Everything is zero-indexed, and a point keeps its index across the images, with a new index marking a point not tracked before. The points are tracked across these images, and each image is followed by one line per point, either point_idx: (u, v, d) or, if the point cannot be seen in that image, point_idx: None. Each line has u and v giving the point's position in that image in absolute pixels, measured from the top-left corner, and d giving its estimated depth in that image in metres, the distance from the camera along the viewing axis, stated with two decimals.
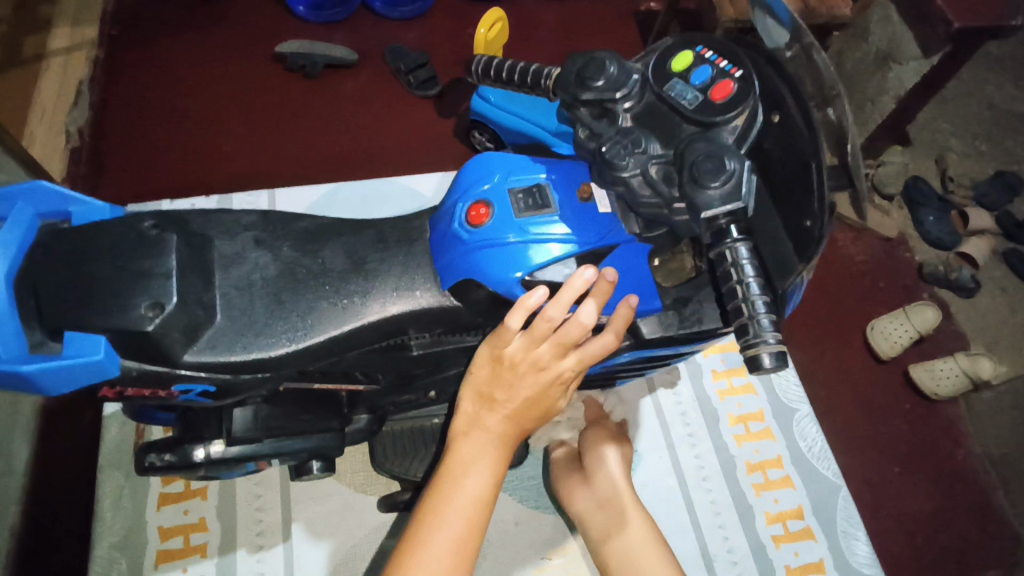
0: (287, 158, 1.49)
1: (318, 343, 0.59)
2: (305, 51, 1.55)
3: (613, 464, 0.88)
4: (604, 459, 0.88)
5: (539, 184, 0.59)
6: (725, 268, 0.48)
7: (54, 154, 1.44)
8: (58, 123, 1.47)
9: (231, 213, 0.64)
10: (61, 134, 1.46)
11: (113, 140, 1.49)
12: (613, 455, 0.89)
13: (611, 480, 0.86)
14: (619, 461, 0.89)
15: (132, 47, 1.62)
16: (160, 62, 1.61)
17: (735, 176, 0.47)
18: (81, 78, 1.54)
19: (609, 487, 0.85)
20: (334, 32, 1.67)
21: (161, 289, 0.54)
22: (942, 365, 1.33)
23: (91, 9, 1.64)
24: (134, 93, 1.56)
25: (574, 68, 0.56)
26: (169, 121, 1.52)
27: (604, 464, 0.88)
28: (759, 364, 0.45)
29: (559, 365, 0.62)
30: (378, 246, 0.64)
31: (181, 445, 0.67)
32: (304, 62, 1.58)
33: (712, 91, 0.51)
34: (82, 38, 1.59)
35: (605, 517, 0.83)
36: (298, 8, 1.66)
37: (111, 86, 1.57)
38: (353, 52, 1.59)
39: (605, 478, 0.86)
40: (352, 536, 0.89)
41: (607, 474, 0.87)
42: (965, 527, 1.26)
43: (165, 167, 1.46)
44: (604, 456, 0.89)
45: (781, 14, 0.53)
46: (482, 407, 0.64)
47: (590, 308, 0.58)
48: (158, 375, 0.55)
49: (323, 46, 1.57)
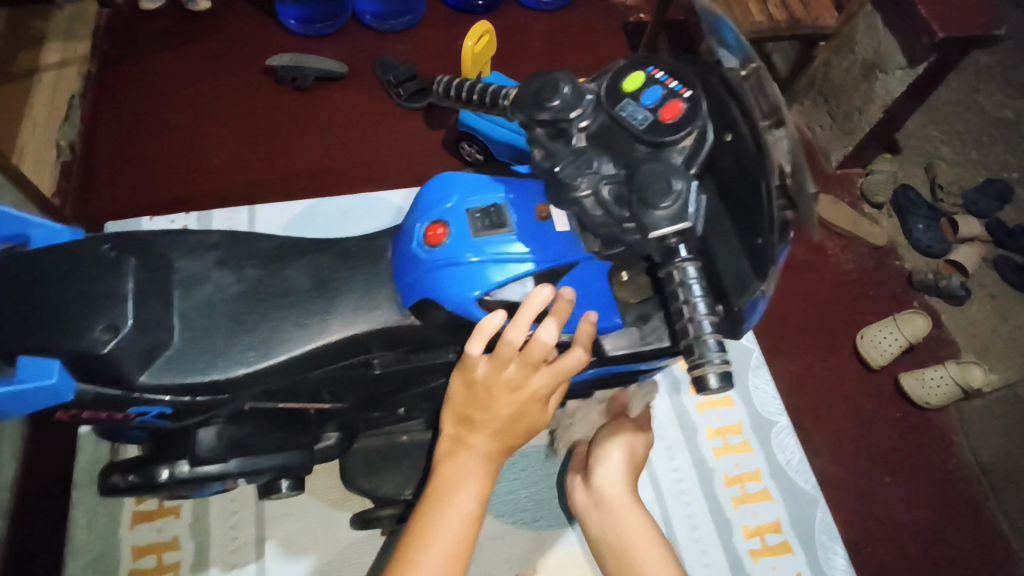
0: (274, 171, 1.49)
1: (277, 364, 0.59)
2: (295, 64, 1.58)
3: (620, 460, 0.83)
4: (607, 455, 0.83)
5: (497, 204, 0.59)
6: (673, 288, 0.49)
7: (46, 167, 1.43)
8: (48, 137, 1.46)
9: (197, 233, 0.64)
10: (53, 148, 1.45)
11: (103, 153, 1.49)
12: (620, 450, 0.84)
13: (611, 479, 0.81)
14: (624, 456, 0.83)
15: (122, 62, 1.63)
16: (151, 75, 1.61)
17: (682, 197, 0.47)
18: (72, 92, 1.55)
19: (609, 486, 0.80)
20: (323, 46, 1.68)
21: (118, 313, 0.54)
22: (933, 374, 1.33)
23: (84, 25, 1.65)
24: (122, 108, 1.56)
25: (530, 89, 0.56)
26: (157, 134, 1.53)
27: (607, 461, 0.83)
28: (706, 384, 0.45)
29: (533, 381, 0.62)
30: (342, 265, 0.64)
31: (144, 466, 0.68)
32: (294, 75, 1.59)
33: (663, 112, 0.52)
34: (76, 52, 1.60)
35: (602, 519, 0.79)
36: (289, 22, 1.68)
37: (101, 101, 1.57)
38: (343, 65, 1.62)
39: (604, 475, 0.81)
40: (328, 552, 0.88)
41: (607, 473, 0.81)
42: (957, 537, 1.25)
43: (154, 181, 1.46)
44: (608, 449, 0.84)
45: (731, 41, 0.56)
46: (466, 428, 0.65)
47: (551, 327, 0.58)
48: (116, 399, 0.56)
49: (313, 59, 1.60)
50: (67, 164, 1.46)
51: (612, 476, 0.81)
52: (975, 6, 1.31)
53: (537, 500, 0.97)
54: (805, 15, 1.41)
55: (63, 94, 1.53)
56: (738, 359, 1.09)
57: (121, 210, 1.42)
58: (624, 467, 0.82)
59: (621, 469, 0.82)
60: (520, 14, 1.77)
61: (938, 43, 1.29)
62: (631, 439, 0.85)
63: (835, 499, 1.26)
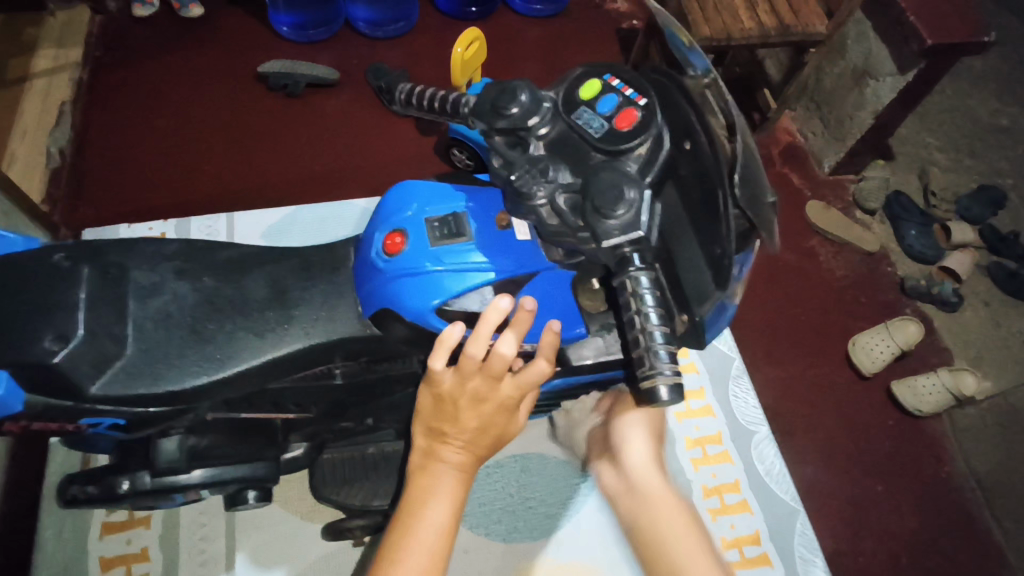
0: (263, 177, 1.48)
1: (231, 376, 0.59)
2: (288, 71, 1.55)
3: (644, 440, 0.75)
4: (631, 434, 0.76)
5: (456, 213, 0.59)
6: (626, 297, 0.48)
7: (35, 174, 1.43)
8: (39, 145, 1.47)
9: (156, 241, 0.64)
10: (42, 155, 1.45)
11: (92, 159, 1.49)
12: (643, 430, 0.76)
13: (640, 461, 0.73)
14: (648, 436, 0.76)
15: (114, 67, 1.63)
16: (142, 81, 1.61)
17: (635, 206, 0.47)
18: (64, 98, 1.54)
19: (638, 470, 0.73)
20: (317, 52, 1.68)
21: (67, 323, 0.54)
22: (925, 381, 1.32)
23: (76, 32, 1.65)
24: (112, 116, 1.55)
25: (488, 97, 0.56)
26: (147, 139, 1.52)
27: (631, 440, 0.75)
28: (656, 396, 0.45)
29: (498, 392, 0.61)
30: (300, 276, 0.65)
31: (103, 478, 0.68)
32: (286, 82, 1.58)
33: (618, 120, 0.51)
34: (67, 59, 1.60)
35: (633, 504, 0.71)
36: (282, 28, 1.68)
37: (92, 107, 1.56)
38: (334, 71, 1.59)
39: (632, 459, 0.74)
40: (298, 565, 0.87)
41: (636, 454, 0.74)
42: (949, 547, 1.24)
43: (143, 187, 1.45)
44: (630, 430, 0.76)
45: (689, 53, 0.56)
46: (434, 441, 0.63)
47: (511, 340, 0.57)
48: (65, 409, 0.57)
49: (306, 66, 1.57)
50: (56, 170, 1.45)
51: (639, 458, 0.74)
52: (963, 14, 1.31)
53: (511, 511, 0.97)
54: (794, 21, 1.39)
55: (53, 101, 1.54)
56: (718, 368, 1.09)
57: (108, 216, 1.42)
58: (649, 447, 0.75)
59: (648, 451, 0.74)
60: (513, 21, 1.77)
61: (927, 50, 1.29)
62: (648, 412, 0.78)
63: (825, 508, 1.25)
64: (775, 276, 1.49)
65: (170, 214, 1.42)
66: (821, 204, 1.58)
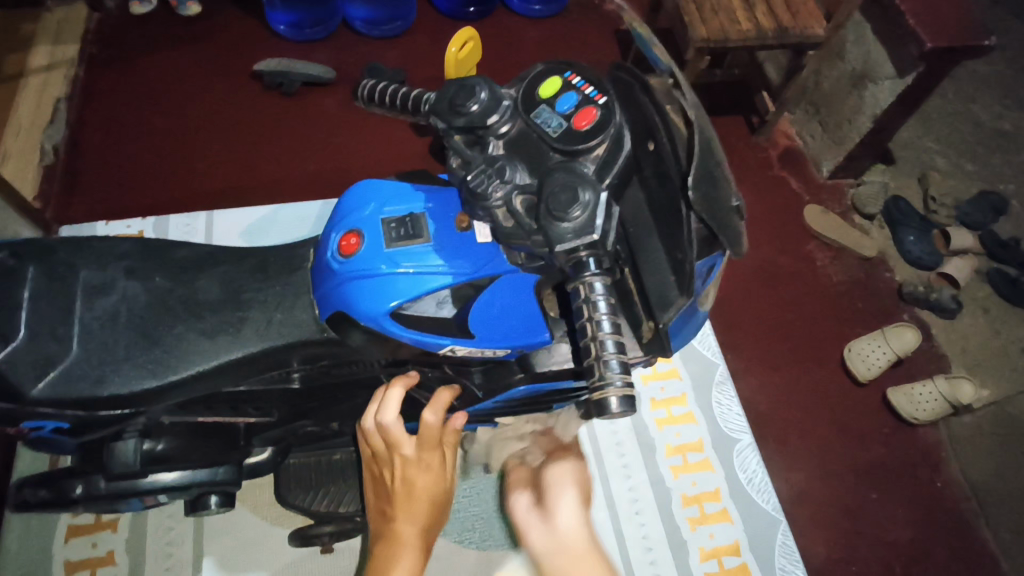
0: (256, 175, 1.47)
1: (177, 379, 0.61)
2: (284, 69, 1.54)
3: (574, 497, 0.73)
4: (561, 491, 0.74)
5: (413, 215, 0.61)
6: (579, 305, 0.47)
7: (26, 172, 1.41)
8: (33, 141, 1.45)
9: (109, 239, 0.67)
10: (35, 152, 1.44)
11: (85, 158, 1.47)
12: (570, 486, 0.75)
13: (569, 523, 0.69)
14: (577, 495, 0.74)
15: (111, 64, 1.61)
16: (135, 78, 1.59)
17: (589, 208, 0.45)
18: (59, 95, 1.53)
19: (567, 529, 0.69)
20: (313, 51, 1.66)
21: (8, 324, 0.58)
22: (923, 390, 1.30)
23: (73, 28, 1.64)
24: (106, 113, 1.54)
25: (449, 94, 0.54)
26: (140, 137, 1.51)
27: (562, 496, 0.73)
28: (606, 407, 0.44)
29: (406, 456, 0.68)
30: (257, 276, 0.68)
31: (57, 482, 0.70)
32: (281, 81, 1.56)
33: (577, 119, 0.50)
34: (64, 56, 1.59)
35: (562, 563, 0.66)
36: (279, 27, 1.66)
37: (87, 104, 1.55)
38: (330, 70, 1.58)
39: (563, 520, 0.70)
40: (267, 570, 0.88)
41: (564, 512, 0.71)
42: (943, 557, 1.22)
43: (136, 187, 1.44)
44: (561, 486, 0.75)
45: (651, 52, 0.55)
46: (383, 521, 0.67)
47: (394, 408, 0.68)
48: (11, 411, 0.58)
49: (302, 64, 1.55)
50: (50, 167, 1.44)
51: (569, 514, 0.70)
52: (964, 16, 1.28)
53: (488, 518, 0.95)
54: (792, 23, 1.37)
55: (48, 98, 1.52)
56: (701, 374, 1.09)
57: (99, 215, 1.40)
58: (578, 506, 0.72)
59: (576, 508, 0.72)
60: (511, 22, 1.75)
61: (927, 53, 1.26)
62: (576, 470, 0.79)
63: (818, 516, 1.22)
64: (768, 281, 1.47)
65: (157, 212, 1.41)
66: (820, 208, 1.55)
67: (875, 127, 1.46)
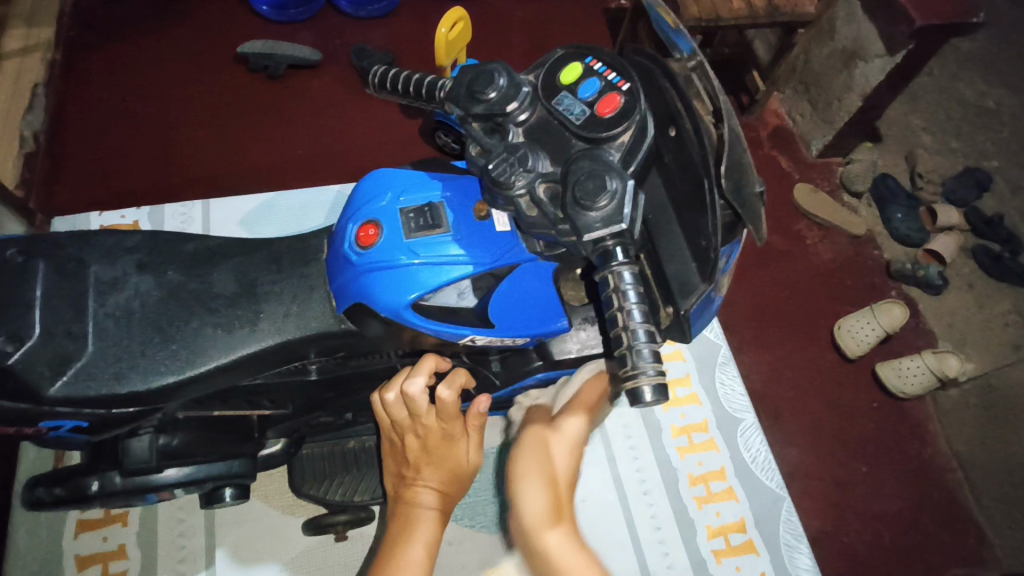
0: (245, 160, 1.44)
1: (196, 375, 0.61)
2: (268, 51, 1.49)
3: (541, 484, 0.62)
4: (529, 479, 0.63)
5: (431, 204, 0.61)
6: (609, 294, 0.47)
7: (6, 159, 1.35)
8: (11, 127, 1.39)
9: (117, 233, 0.67)
10: (15, 139, 1.38)
11: (69, 146, 1.44)
12: (541, 475, 0.63)
13: (536, 510, 0.61)
14: (546, 480, 0.63)
15: (90, 48, 1.56)
16: (119, 63, 1.55)
17: (617, 196, 0.45)
18: (35, 81, 1.47)
19: (533, 523, 0.60)
20: (300, 33, 1.62)
21: (24, 322, 0.57)
22: (909, 363, 1.32)
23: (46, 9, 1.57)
24: (89, 102, 1.49)
25: (464, 80, 0.53)
26: (125, 123, 1.47)
27: (528, 487, 0.62)
28: (640, 396, 0.44)
29: (427, 426, 0.68)
30: (271, 268, 0.67)
31: (71, 479, 0.69)
32: (266, 63, 1.53)
33: (600, 106, 0.50)
34: (38, 40, 1.51)
35: (531, 565, 0.60)
36: (262, 8, 1.62)
37: (68, 90, 1.51)
38: (316, 52, 1.54)
39: (528, 511, 0.61)
40: (282, 557, 0.89)
41: (530, 505, 0.61)
42: (930, 526, 1.25)
43: (122, 175, 1.41)
44: (528, 477, 0.63)
45: (677, 41, 0.53)
46: (403, 487, 0.70)
47: (419, 379, 0.67)
48: (25, 411, 0.57)
49: (286, 46, 1.51)
50: (30, 155, 1.39)
51: (535, 510, 0.61)
52: None
53: (498, 502, 0.97)
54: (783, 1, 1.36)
55: (24, 83, 1.46)
56: (705, 356, 1.10)
57: (85, 204, 1.37)
58: (548, 490, 0.62)
59: (546, 496, 0.62)
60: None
61: (917, 31, 1.26)
62: (555, 447, 0.66)
63: (811, 490, 1.25)
64: (762, 261, 1.48)
65: (146, 200, 1.38)
66: (810, 187, 1.55)
67: (865, 105, 1.46)
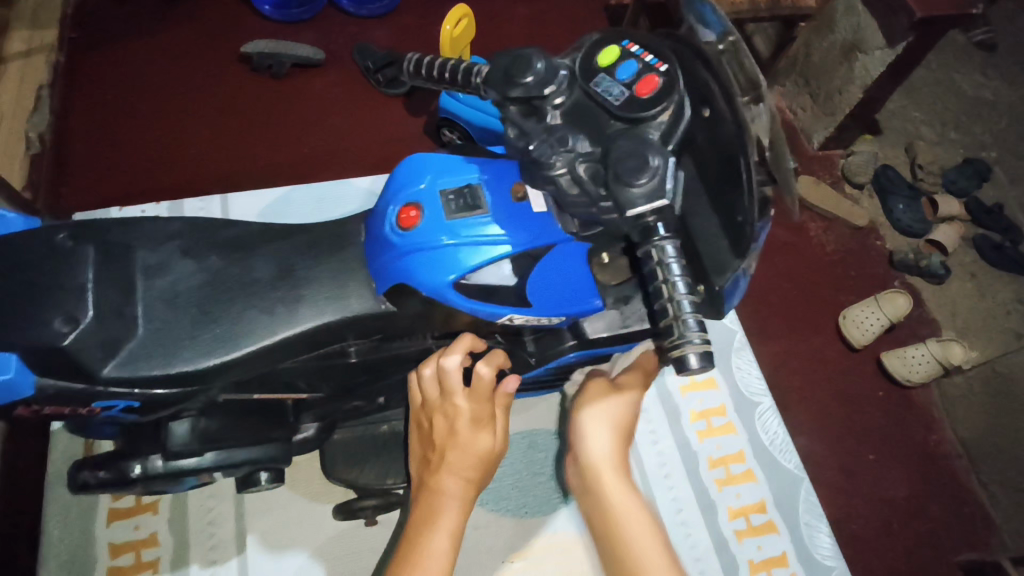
0: (256, 158, 1.45)
1: (239, 357, 0.63)
2: (272, 50, 1.51)
3: (606, 430, 0.71)
4: (596, 427, 0.71)
5: (470, 185, 0.63)
6: (652, 266, 0.49)
7: (14, 159, 1.34)
8: (17, 127, 1.38)
9: (156, 220, 0.69)
10: (21, 141, 1.38)
11: (80, 146, 1.44)
12: (607, 424, 0.72)
13: (602, 452, 0.70)
14: (612, 428, 0.72)
15: (98, 48, 1.57)
16: (128, 63, 1.56)
17: (659, 173, 0.47)
18: (41, 82, 1.47)
19: (598, 461, 0.69)
20: (304, 32, 1.63)
21: (78, 302, 0.59)
22: (914, 352, 1.34)
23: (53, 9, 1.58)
24: (100, 101, 1.51)
25: (501, 65, 0.54)
26: (137, 122, 1.48)
27: (596, 433, 0.71)
28: (686, 363, 0.46)
29: (457, 406, 0.69)
30: (305, 253, 0.69)
31: (116, 463, 0.71)
32: (271, 62, 1.54)
33: (639, 87, 0.51)
34: (43, 41, 1.52)
35: (593, 501, 0.68)
36: (265, 7, 1.63)
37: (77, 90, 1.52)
38: (319, 51, 1.56)
39: (594, 452, 0.70)
40: (310, 544, 0.90)
41: (598, 448, 0.70)
42: (938, 511, 1.27)
43: (137, 173, 1.42)
44: (593, 424, 0.72)
45: (712, 19, 0.55)
46: (427, 472, 0.70)
47: (454, 357, 0.69)
48: (79, 392, 0.59)
49: (290, 46, 1.53)
50: (37, 156, 1.38)
51: (601, 450, 0.70)
52: None
53: (522, 487, 0.99)
54: None
55: (30, 84, 1.45)
56: (721, 341, 1.12)
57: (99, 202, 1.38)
58: (612, 437, 0.71)
59: (611, 444, 0.70)
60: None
61: (917, 23, 1.28)
62: (616, 403, 0.73)
63: (821, 476, 1.27)
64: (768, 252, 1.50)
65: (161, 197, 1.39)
66: (812, 179, 1.57)
67: (865, 97, 1.48)
